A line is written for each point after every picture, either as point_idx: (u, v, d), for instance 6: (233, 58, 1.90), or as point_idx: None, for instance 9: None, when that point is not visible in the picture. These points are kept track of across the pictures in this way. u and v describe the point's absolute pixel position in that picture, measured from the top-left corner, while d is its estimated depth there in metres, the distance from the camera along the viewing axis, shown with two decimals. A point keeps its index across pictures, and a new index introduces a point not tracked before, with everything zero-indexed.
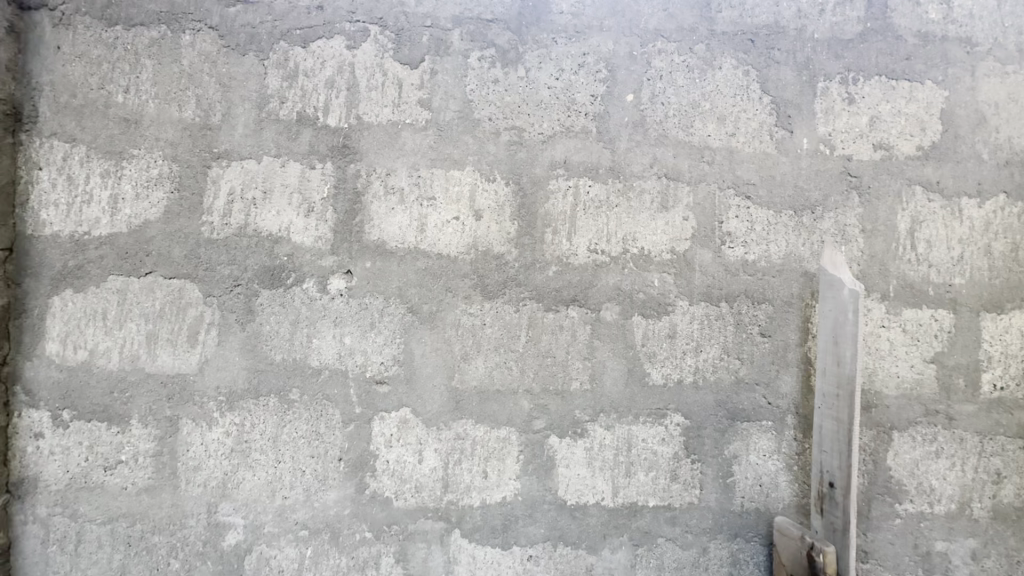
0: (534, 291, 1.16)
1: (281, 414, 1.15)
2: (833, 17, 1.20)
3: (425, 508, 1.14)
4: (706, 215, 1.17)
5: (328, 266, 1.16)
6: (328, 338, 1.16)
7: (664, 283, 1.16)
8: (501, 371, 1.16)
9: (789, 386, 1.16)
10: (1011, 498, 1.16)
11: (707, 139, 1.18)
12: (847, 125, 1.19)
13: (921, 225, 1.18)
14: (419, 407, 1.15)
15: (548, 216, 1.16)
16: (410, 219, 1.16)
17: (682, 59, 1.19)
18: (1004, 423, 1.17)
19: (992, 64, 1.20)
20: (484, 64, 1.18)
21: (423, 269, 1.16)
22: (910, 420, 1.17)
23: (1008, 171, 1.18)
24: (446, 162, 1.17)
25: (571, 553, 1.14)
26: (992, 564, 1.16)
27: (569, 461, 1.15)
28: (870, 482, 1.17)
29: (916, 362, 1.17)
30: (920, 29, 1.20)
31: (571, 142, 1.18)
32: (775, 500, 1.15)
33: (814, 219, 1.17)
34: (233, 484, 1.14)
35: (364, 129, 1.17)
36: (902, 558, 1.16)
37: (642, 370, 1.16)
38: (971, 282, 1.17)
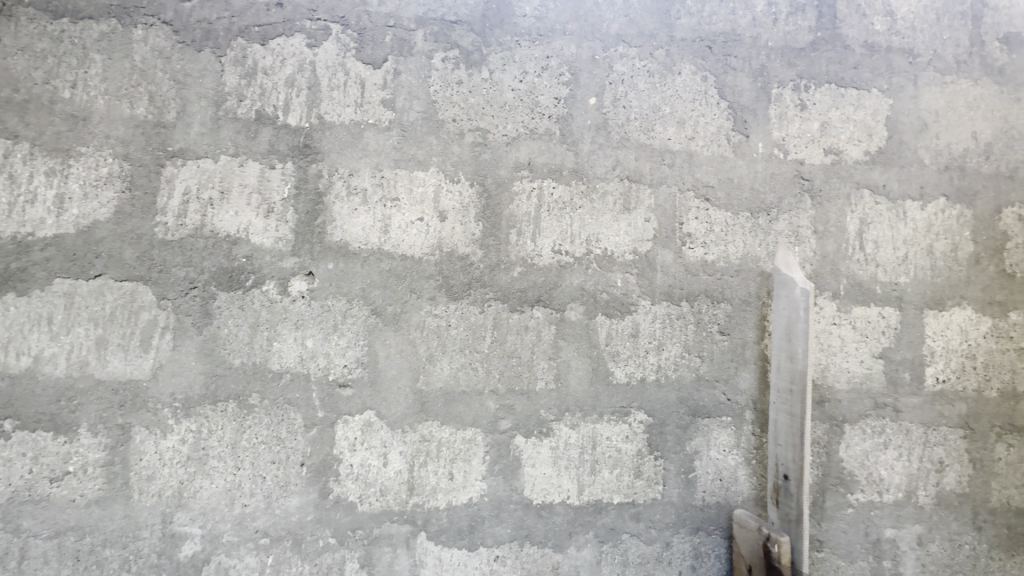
0: (499, 291, 1.16)
1: (240, 420, 1.12)
2: (786, 26, 1.25)
3: (390, 511, 1.13)
4: (667, 217, 1.20)
5: (289, 267, 1.14)
6: (289, 342, 1.13)
7: (627, 283, 1.18)
8: (466, 372, 1.16)
9: (747, 382, 1.19)
10: (953, 485, 1.22)
11: (668, 142, 1.21)
12: (799, 131, 1.23)
13: (868, 226, 1.23)
14: (383, 409, 1.14)
15: (512, 218, 1.17)
16: (374, 220, 1.15)
17: (642, 64, 1.22)
18: (946, 414, 1.23)
19: (933, 74, 1.27)
20: (448, 64, 1.18)
21: (387, 271, 1.15)
22: (860, 413, 1.22)
23: (948, 176, 1.25)
24: (410, 162, 1.16)
25: (537, 552, 1.15)
26: (937, 548, 1.22)
27: (535, 461, 1.16)
28: (823, 474, 1.21)
29: (865, 357, 1.22)
30: (866, 39, 1.26)
31: (536, 144, 1.19)
32: (734, 494, 1.18)
33: (769, 220, 1.21)
34: (189, 492, 1.10)
35: (326, 129, 1.16)
36: (854, 545, 1.21)
37: (606, 369, 1.17)
38: (914, 281, 1.23)
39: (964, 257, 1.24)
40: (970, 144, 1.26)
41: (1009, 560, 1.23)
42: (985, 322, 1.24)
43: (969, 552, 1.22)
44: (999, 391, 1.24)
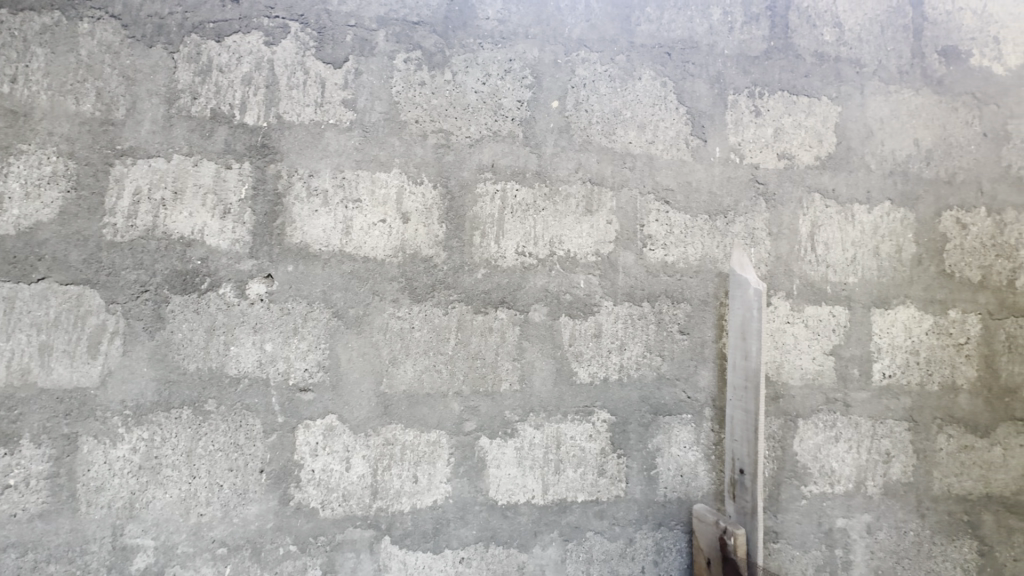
0: (463, 293, 1.16)
1: (195, 427, 1.09)
2: (740, 35, 1.29)
3: (353, 516, 1.12)
4: (629, 219, 1.22)
5: (246, 270, 1.11)
6: (247, 346, 1.11)
7: (590, 284, 1.20)
8: (430, 373, 1.15)
9: (706, 379, 1.22)
10: (899, 475, 1.29)
11: (629, 146, 1.23)
12: (754, 136, 1.28)
13: (819, 228, 1.28)
14: (346, 413, 1.13)
15: (476, 219, 1.17)
16: (335, 222, 1.14)
17: (604, 68, 1.24)
18: (892, 407, 1.29)
19: (878, 84, 1.33)
20: (410, 65, 1.18)
21: (348, 273, 1.14)
22: (813, 408, 1.27)
23: (892, 181, 1.31)
24: (372, 163, 1.15)
25: (503, 553, 1.15)
26: (885, 536, 1.28)
27: (499, 461, 1.16)
28: (779, 467, 1.26)
29: (817, 354, 1.27)
30: (816, 49, 1.32)
31: (499, 146, 1.19)
32: (694, 489, 1.21)
33: (726, 223, 1.25)
34: (141, 503, 1.07)
35: (285, 129, 1.14)
36: (808, 535, 1.26)
37: (569, 369, 1.19)
38: (862, 281, 1.29)
39: (907, 258, 1.31)
40: (912, 151, 1.33)
41: (951, 545, 1.29)
42: (927, 319, 1.31)
43: (914, 538, 1.28)
44: (941, 385, 1.31)
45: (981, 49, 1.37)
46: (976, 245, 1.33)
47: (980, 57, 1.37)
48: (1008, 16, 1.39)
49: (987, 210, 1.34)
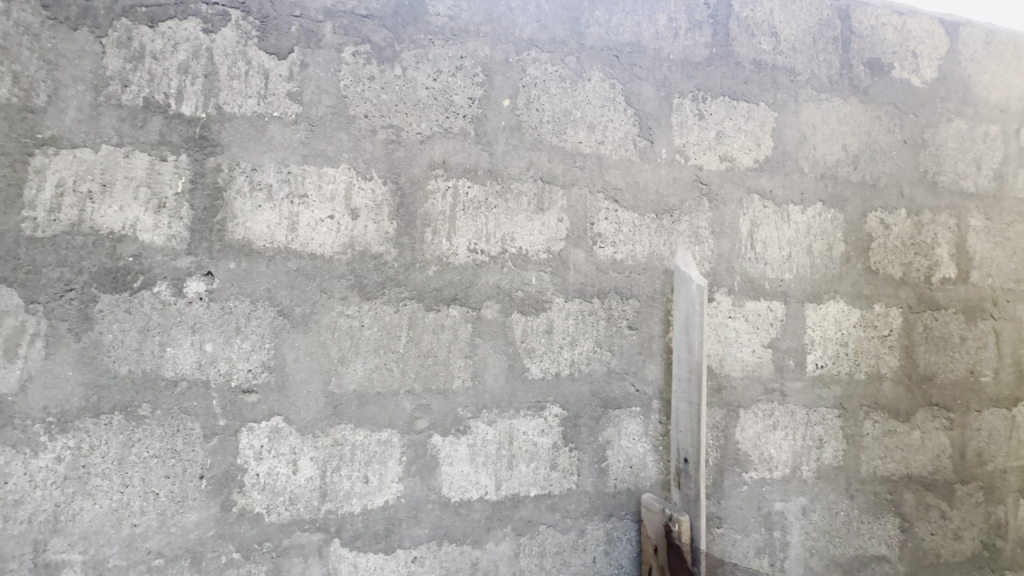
0: (413, 291, 1.16)
1: (128, 433, 1.03)
2: (685, 41, 1.34)
3: (300, 520, 1.09)
4: (579, 217, 1.24)
5: (184, 267, 1.06)
6: (185, 346, 1.06)
7: (542, 281, 1.22)
8: (381, 372, 1.14)
9: (653, 373, 1.27)
10: (830, 459, 1.37)
11: (579, 145, 1.26)
12: (698, 139, 1.33)
13: (758, 227, 1.35)
14: (293, 415, 1.10)
15: (427, 216, 1.17)
16: (280, 218, 1.10)
17: (554, 68, 1.26)
18: (824, 396, 1.37)
19: (811, 92, 1.41)
20: (359, 59, 1.16)
21: (294, 271, 1.11)
22: (753, 398, 1.34)
23: (824, 183, 1.40)
24: (319, 158, 1.13)
25: (456, 550, 1.15)
26: (818, 517, 1.36)
27: (452, 459, 1.16)
28: (722, 455, 1.32)
29: (756, 347, 1.34)
30: (754, 57, 1.38)
31: (450, 143, 1.19)
32: (643, 480, 1.25)
33: (671, 221, 1.30)
34: (67, 516, 1.00)
35: (225, 120, 1.09)
36: (749, 519, 1.32)
37: (521, 365, 1.20)
38: (797, 277, 1.37)
39: (837, 255, 1.40)
40: (841, 156, 1.42)
41: (876, 523, 1.39)
42: (855, 313, 1.40)
43: (844, 517, 1.37)
44: (867, 374, 1.40)
45: (901, 62, 1.48)
46: (897, 244, 1.44)
47: (900, 69, 1.48)
48: (924, 32, 1.50)
49: (907, 212, 1.45)
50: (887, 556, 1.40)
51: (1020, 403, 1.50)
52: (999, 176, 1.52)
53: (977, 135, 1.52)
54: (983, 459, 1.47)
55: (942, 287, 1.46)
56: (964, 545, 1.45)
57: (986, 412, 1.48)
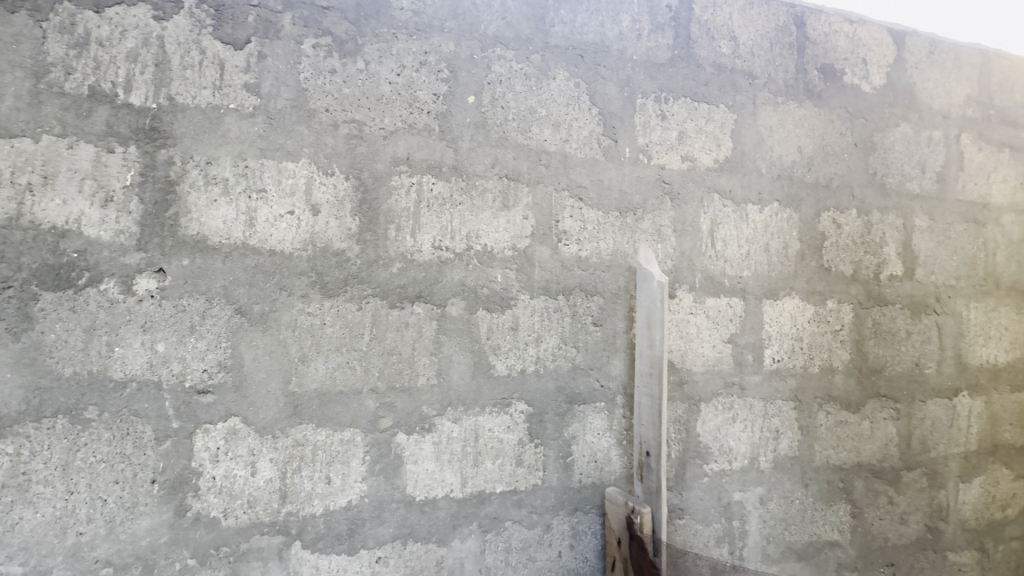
0: (377, 288, 1.14)
1: (73, 437, 0.98)
2: (648, 43, 1.37)
3: (260, 523, 1.06)
4: (544, 214, 1.25)
5: (133, 263, 1.02)
6: (135, 346, 1.02)
7: (507, 278, 1.22)
8: (344, 371, 1.12)
9: (617, 368, 1.29)
10: (786, 449, 1.42)
11: (543, 143, 1.27)
12: (661, 139, 1.36)
13: (718, 226, 1.39)
14: (251, 415, 1.07)
15: (391, 213, 1.15)
16: (237, 213, 1.07)
17: (519, 66, 1.26)
18: (781, 389, 1.43)
19: (767, 95, 1.46)
20: (320, 51, 1.13)
21: (252, 268, 1.08)
22: (714, 392, 1.37)
23: (780, 184, 1.45)
24: (278, 152, 1.10)
25: (421, 549, 1.15)
26: (775, 506, 1.41)
27: (417, 457, 1.15)
28: (684, 448, 1.35)
29: (717, 342, 1.38)
30: (715, 60, 1.42)
31: (414, 139, 1.18)
32: (608, 474, 1.27)
33: (635, 219, 1.32)
34: (6, 526, 0.95)
35: (178, 112, 1.05)
36: (709, 510, 1.36)
37: (487, 362, 1.20)
38: (755, 274, 1.41)
39: (792, 253, 1.45)
40: (796, 157, 1.47)
41: (829, 510, 1.45)
42: (809, 309, 1.46)
43: (799, 505, 1.43)
44: (821, 368, 1.46)
45: (852, 68, 1.54)
46: (849, 243, 1.50)
47: (851, 75, 1.54)
48: (873, 40, 1.57)
49: (857, 212, 1.51)
50: (839, 541, 1.46)
51: (960, 393, 1.59)
52: (941, 178, 1.61)
53: (922, 139, 1.60)
54: (927, 447, 1.55)
55: (889, 284, 1.53)
56: (910, 529, 1.53)
57: (929, 402, 1.56)
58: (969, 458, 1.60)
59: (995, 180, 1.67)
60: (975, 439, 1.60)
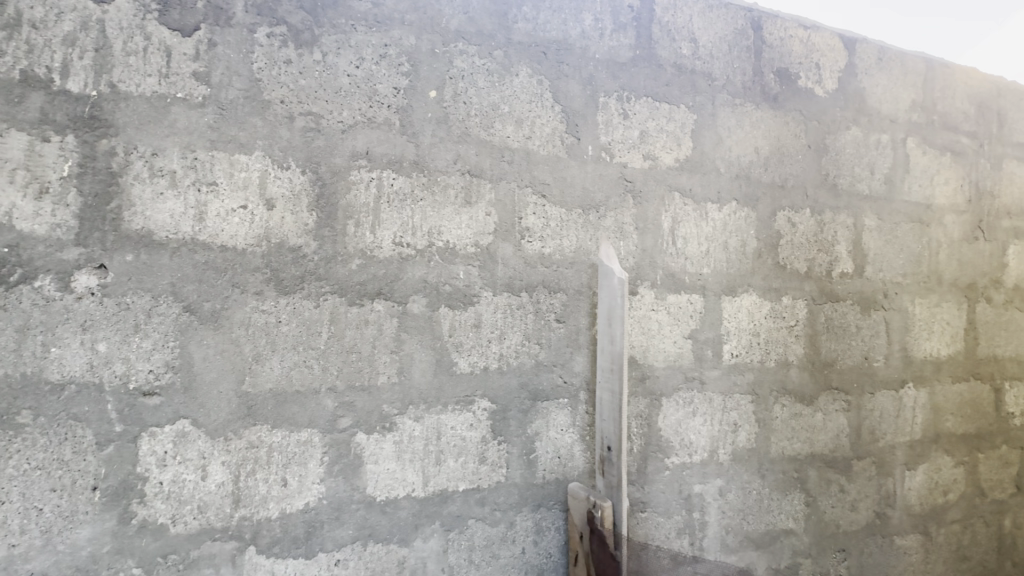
0: (335, 285, 1.12)
1: (4, 443, 0.93)
2: (610, 42, 1.38)
3: (211, 529, 1.03)
4: (507, 211, 1.25)
5: (72, 259, 0.97)
6: (74, 346, 0.97)
7: (470, 275, 1.21)
8: (300, 370, 1.09)
9: (580, 365, 1.30)
10: (744, 442, 1.46)
11: (506, 140, 1.26)
12: (623, 137, 1.37)
13: (679, 223, 1.41)
14: (201, 417, 1.03)
15: (350, 208, 1.13)
16: (186, 207, 1.03)
17: (481, 62, 1.25)
18: (739, 383, 1.46)
19: (726, 97, 1.49)
20: (274, 41, 1.10)
21: (202, 264, 1.04)
22: (674, 387, 1.40)
23: (738, 183, 1.49)
24: (230, 144, 1.06)
25: (382, 550, 1.13)
26: (734, 496, 1.45)
27: (377, 457, 1.13)
28: (646, 442, 1.37)
29: (677, 338, 1.41)
30: (675, 61, 1.45)
31: (373, 134, 1.16)
32: (571, 469, 1.28)
33: (598, 217, 1.33)
34: None
35: (121, 100, 1.00)
36: (670, 502, 1.39)
37: (449, 360, 1.19)
38: (714, 272, 1.45)
39: (750, 251, 1.49)
40: (753, 157, 1.51)
41: (785, 499, 1.50)
42: (766, 305, 1.50)
43: (757, 495, 1.47)
44: (776, 362, 1.51)
45: (806, 72, 1.60)
46: (803, 241, 1.55)
47: (806, 79, 1.59)
48: (826, 46, 1.63)
49: (811, 211, 1.57)
50: (794, 529, 1.51)
51: (906, 385, 1.67)
52: (889, 180, 1.68)
53: (871, 142, 1.67)
54: (875, 437, 1.62)
55: (841, 281, 1.60)
56: (860, 515, 1.60)
57: (878, 394, 1.63)
58: (914, 447, 1.68)
59: (938, 182, 1.76)
60: (919, 428, 1.69)
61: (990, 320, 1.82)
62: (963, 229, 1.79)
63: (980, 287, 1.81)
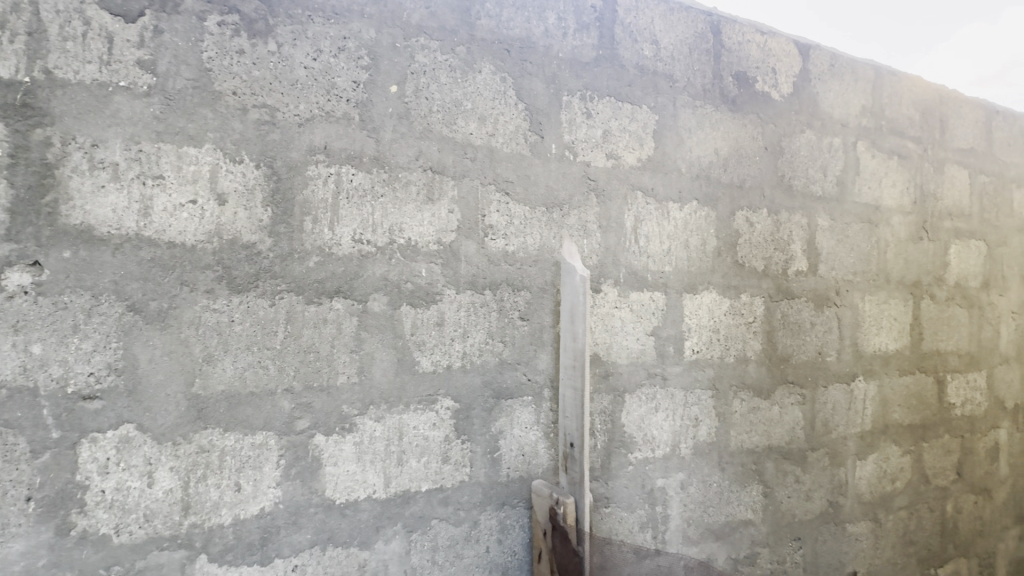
0: (292, 283, 1.09)
1: None
2: (573, 41, 1.39)
3: (159, 538, 0.98)
4: (470, 209, 1.24)
5: (3, 256, 0.91)
6: (5, 348, 0.91)
7: (432, 273, 1.20)
8: (255, 371, 1.06)
9: (544, 362, 1.30)
10: (705, 436, 1.50)
11: (469, 137, 1.25)
12: (586, 136, 1.38)
13: (641, 222, 1.44)
14: (147, 421, 0.98)
15: (307, 204, 1.10)
16: (130, 202, 0.98)
17: (444, 57, 1.24)
18: (700, 378, 1.50)
19: (687, 98, 1.52)
20: (226, 30, 1.06)
21: (148, 261, 0.99)
22: (638, 383, 1.42)
23: (699, 183, 1.52)
24: (178, 136, 1.02)
25: (342, 553, 1.11)
26: (695, 489, 1.48)
27: (337, 459, 1.11)
28: (609, 438, 1.39)
29: (640, 335, 1.43)
30: (637, 62, 1.47)
31: (332, 128, 1.13)
32: (535, 467, 1.28)
33: (561, 215, 1.34)
34: None
35: (57, 88, 0.95)
36: (633, 497, 1.41)
37: (411, 359, 1.17)
38: (676, 269, 1.48)
39: (710, 249, 1.53)
40: (713, 158, 1.54)
41: (744, 491, 1.55)
42: (726, 302, 1.54)
43: (717, 488, 1.51)
44: (736, 357, 1.55)
45: (763, 77, 1.65)
46: (760, 240, 1.60)
47: (762, 83, 1.64)
48: (782, 51, 1.69)
49: (768, 211, 1.62)
50: (752, 519, 1.56)
51: (857, 378, 1.75)
52: (840, 182, 1.75)
53: (824, 145, 1.73)
54: (829, 428, 1.69)
55: (796, 279, 1.65)
56: (814, 504, 1.66)
57: (831, 387, 1.70)
58: (865, 438, 1.75)
59: (886, 184, 1.84)
60: (869, 420, 1.76)
61: (933, 316, 1.92)
62: (908, 229, 1.88)
63: (924, 284, 1.90)
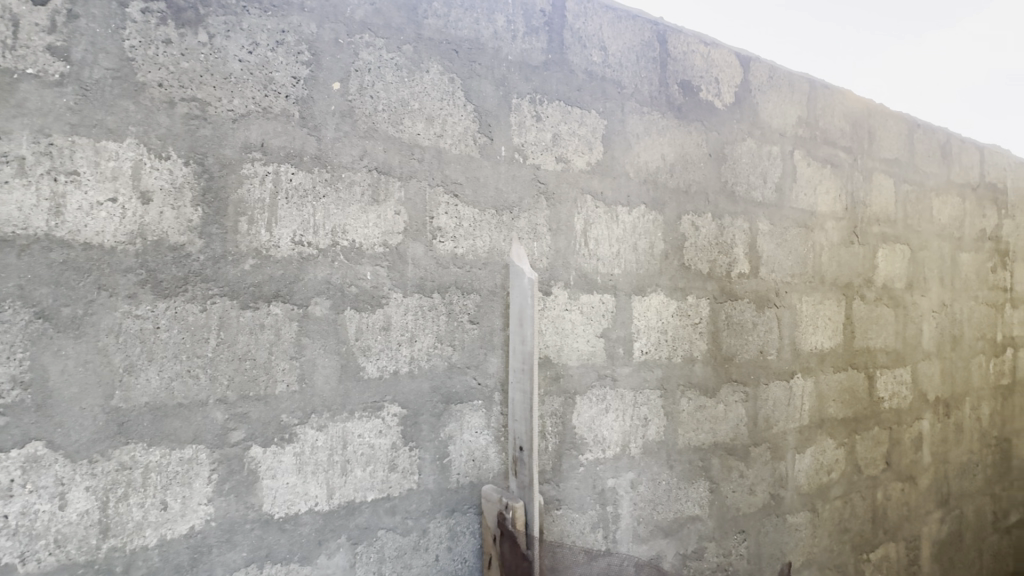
0: (226, 287, 1.03)
1: None
2: (523, 44, 1.39)
3: (72, 564, 0.90)
4: (418, 211, 1.22)
5: None
6: None
7: (377, 276, 1.17)
8: (185, 380, 0.99)
9: (494, 366, 1.29)
10: (654, 435, 1.53)
11: (416, 137, 1.23)
12: (536, 139, 1.39)
13: (591, 226, 1.45)
14: (59, 438, 0.90)
15: (242, 204, 1.05)
16: (38, 199, 0.90)
17: (389, 56, 1.21)
18: (648, 379, 1.53)
19: (634, 104, 1.56)
20: (151, 18, 1.00)
21: (60, 263, 0.91)
22: (588, 385, 1.43)
23: (646, 187, 1.55)
24: (96, 129, 0.95)
25: (281, 570, 1.06)
26: (645, 488, 1.51)
27: (275, 471, 1.06)
28: (560, 440, 1.39)
29: (591, 337, 1.44)
30: (586, 67, 1.49)
31: (269, 126, 1.08)
32: (485, 471, 1.27)
33: (511, 217, 1.34)
34: None
35: None
36: (584, 498, 1.42)
37: (356, 365, 1.14)
38: (625, 272, 1.50)
39: (657, 252, 1.56)
40: (659, 163, 1.58)
41: (691, 488, 1.59)
42: (673, 304, 1.58)
43: (666, 485, 1.54)
44: (682, 357, 1.59)
45: (706, 86, 1.70)
46: (705, 243, 1.65)
47: (706, 92, 1.70)
48: (724, 62, 1.75)
49: (711, 216, 1.67)
50: (699, 515, 1.60)
51: (795, 375, 1.83)
52: (779, 189, 1.83)
53: (763, 153, 1.81)
54: (770, 424, 1.76)
55: (739, 281, 1.72)
56: (757, 498, 1.72)
57: (772, 384, 1.77)
58: (803, 432, 1.84)
59: (820, 191, 1.95)
60: (807, 415, 1.85)
61: (864, 315, 2.04)
62: (840, 234, 1.99)
63: (855, 286, 2.02)
